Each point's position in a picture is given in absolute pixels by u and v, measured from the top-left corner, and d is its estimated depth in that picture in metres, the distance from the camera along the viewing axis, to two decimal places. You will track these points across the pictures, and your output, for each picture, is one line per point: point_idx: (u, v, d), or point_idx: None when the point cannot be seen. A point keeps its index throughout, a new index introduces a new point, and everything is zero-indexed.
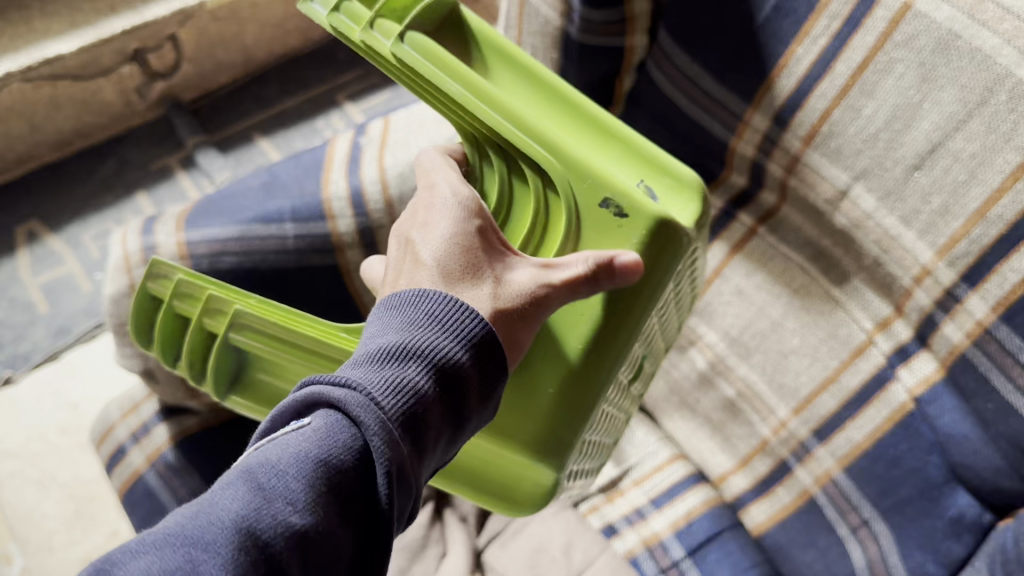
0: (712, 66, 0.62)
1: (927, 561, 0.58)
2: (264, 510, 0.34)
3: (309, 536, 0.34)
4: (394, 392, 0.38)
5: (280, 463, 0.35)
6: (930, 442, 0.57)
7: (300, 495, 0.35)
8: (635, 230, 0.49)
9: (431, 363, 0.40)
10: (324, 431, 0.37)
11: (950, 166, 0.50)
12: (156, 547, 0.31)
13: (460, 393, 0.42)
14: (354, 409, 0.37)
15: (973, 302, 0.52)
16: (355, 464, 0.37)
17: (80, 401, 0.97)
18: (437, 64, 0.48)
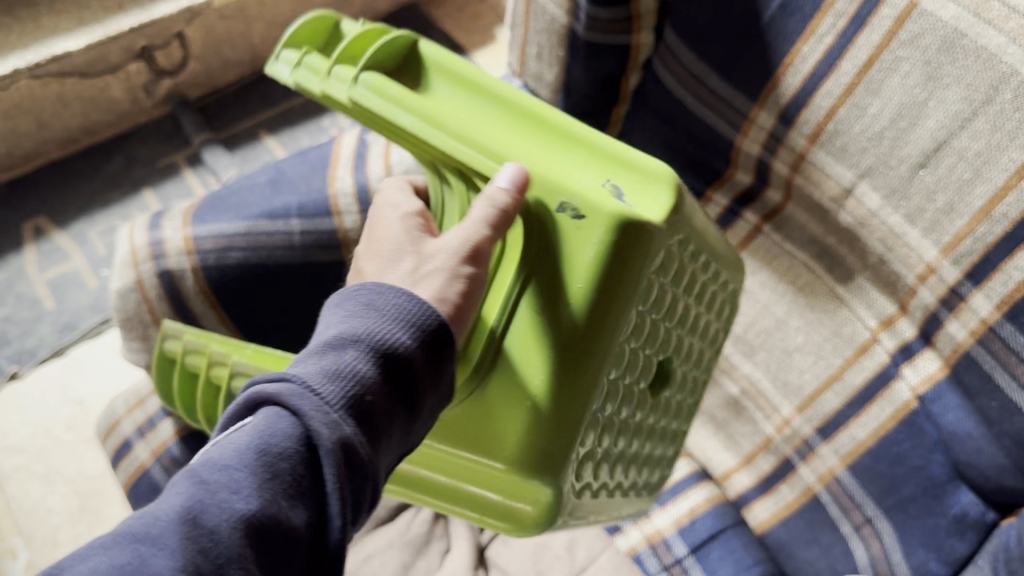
0: (718, 65, 0.63)
1: (930, 560, 0.58)
2: (209, 501, 0.33)
3: (258, 524, 0.33)
4: (337, 380, 0.37)
5: (223, 458, 0.35)
6: (934, 441, 0.57)
7: (245, 485, 0.34)
8: (595, 230, 0.41)
9: (377, 350, 0.38)
10: (267, 426, 0.36)
11: (954, 164, 0.51)
12: (105, 547, 0.31)
13: (414, 379, 0.39)
14: (293, 402, 0.36)
15: (977, 300, 0.52)
16: (300, 456, 0.35)
17: (85, 397, 0.98)
18: (390, 106, 0.42)
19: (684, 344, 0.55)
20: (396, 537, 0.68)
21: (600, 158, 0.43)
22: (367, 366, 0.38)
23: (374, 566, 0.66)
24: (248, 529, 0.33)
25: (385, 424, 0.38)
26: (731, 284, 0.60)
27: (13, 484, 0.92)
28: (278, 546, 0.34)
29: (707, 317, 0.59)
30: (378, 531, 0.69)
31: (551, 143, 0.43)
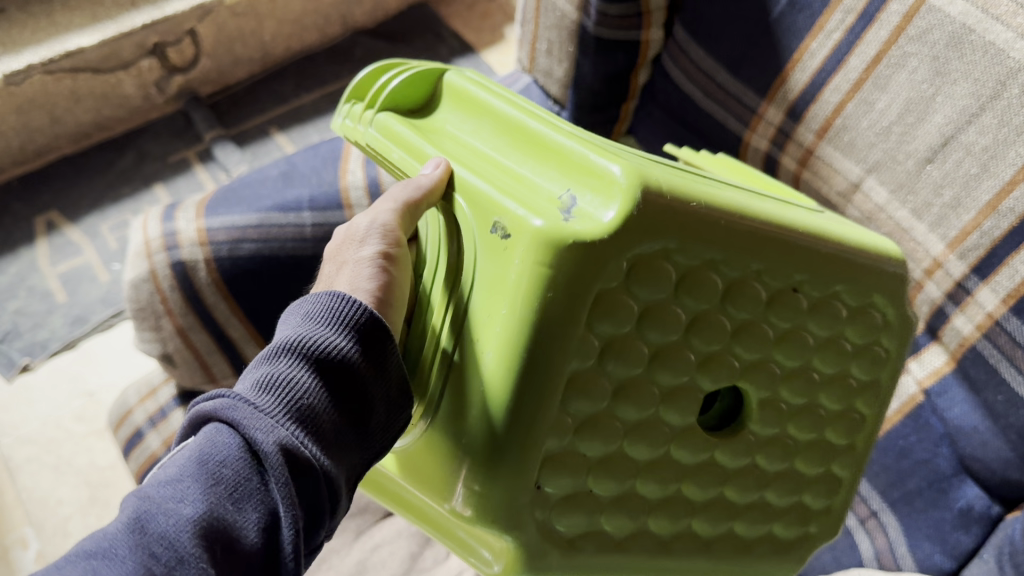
0: (728, 60, 0.63)
1: (936, 552, 0.57)
2: (156, 513, 0.33)
3: (209, 531, 0.33)
4: (272, 395, 0.36)
5: (169, 473, 0.35)
6: (940, 434, 0.58)
7: (190, 493, 0.34)
8: (518, 252, 0.33)
9: (311, 357, 0.37)
10: (208, 443, 0.35)
11: (961, 159, 0.51)
12: (66, 566, 0.32)
13: (361, 383, 0.37)
14: (227, 414, 0.36)
15: (984, 294, 0.52)
16: (242, 464, 0.35)
17: (96, 389, 1.00)
18: (393, 136, 0.42)
19: (793, 376, 0.42)
20: (403, 527, 0.68)
21: (569, 164, 0.35)
22: (301, 374, 0.36)
23: (382, 555, 0.66)
24: (196, 533, 0.32)
25: (328, 430, 0.36)
26: (901, 307, 0.45)
27: (23, 475, 0.94)
28: (227, 549, 0.33)
29: (867, 344, 0.45)
30: (386, 521, 0.69)
31: (527, 148, 0.37)
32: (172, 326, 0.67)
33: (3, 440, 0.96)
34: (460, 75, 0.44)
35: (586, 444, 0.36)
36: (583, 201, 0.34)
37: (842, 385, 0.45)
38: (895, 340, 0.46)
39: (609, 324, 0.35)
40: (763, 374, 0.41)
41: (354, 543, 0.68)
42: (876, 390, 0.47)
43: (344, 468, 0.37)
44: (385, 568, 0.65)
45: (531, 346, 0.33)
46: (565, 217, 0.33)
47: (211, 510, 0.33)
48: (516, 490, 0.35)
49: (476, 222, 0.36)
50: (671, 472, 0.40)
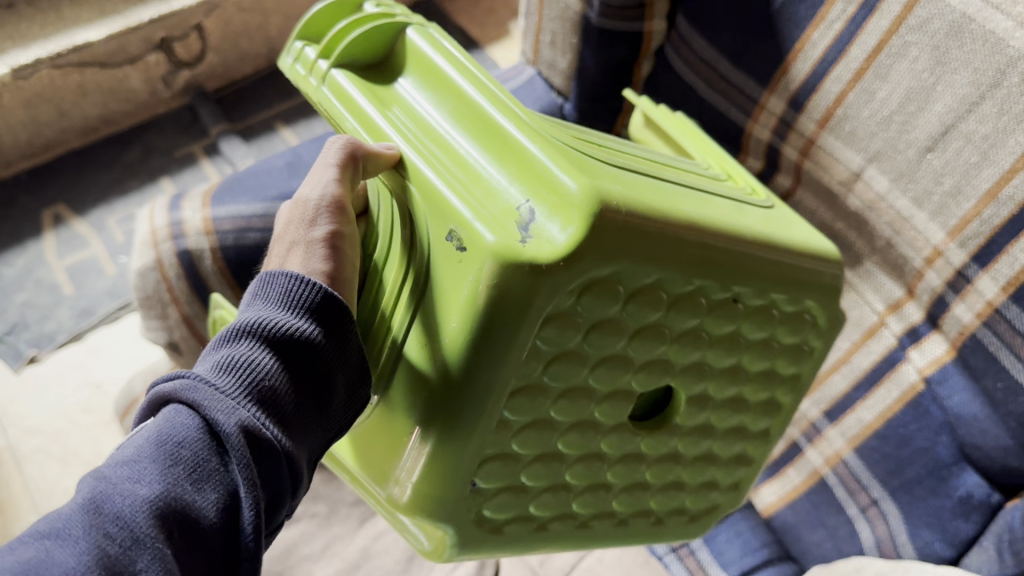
0: (730, 51, 0.64)
1: (935, 540, 0.58)
2: (111, 492, 0.32)
3: (165, 511, 0.32)
4: (231, 373, 0.35)
5: (126, 454, 0.34)
6: (940, 423, 0.57)
7: (148, 474, 0.33)
8: (472, 268, 0.34)
9: (272, 340, 0.37)
10: (167, 424, 0.35)
11: (962, 148, 0.51)
12: (17, 546, 0.31)
13: (323, 370, 0.38)
14: (187, 396, 0.35)
15: (984, 282, 0.52)
16: (202, 445, 0.34)
17: (103, 380, 1.01)
18: (352, 106, 0.42)
19: (725, 370, 0.46)
20: None
21: (528, 171, 0.35)
22: (262, 356, 0.36)
23: (386, 542, 0.67)
24: (154, 513, 0.32)
25: (290, 413, 0.36)
26: (834, 309, 0.48)
27: (31, 465, 0.95)
28: (187, 531, 0.32)
29: (796, 341, 0.48)
30: None
31: (491, 148, 0.37)
32: (178, 314, 0.68)
33: (11, 431, 0.97)
34: (422, 39, 0.42)
35: (520, 443, 0.39)
36: (540, 217, 0.34)
37: (769, 376, 0.49)
38: (824, 339, 0.50)
39: (554, 339, 0.36)
40: (695, 370, 0.44)
41: (358, 530, 0.67)
42: (797, 381, 0.52)
43: (305, 449, 0.37)
44: (390, 555, 0.66)
45: (475, 357, 0.35)
46: (521, 239, 0.33)
47: (171, 490, 0.33)
48: (447, 488, 0.39)
49: (434, 228, 0.36)
50: (599, 460, 0.44)
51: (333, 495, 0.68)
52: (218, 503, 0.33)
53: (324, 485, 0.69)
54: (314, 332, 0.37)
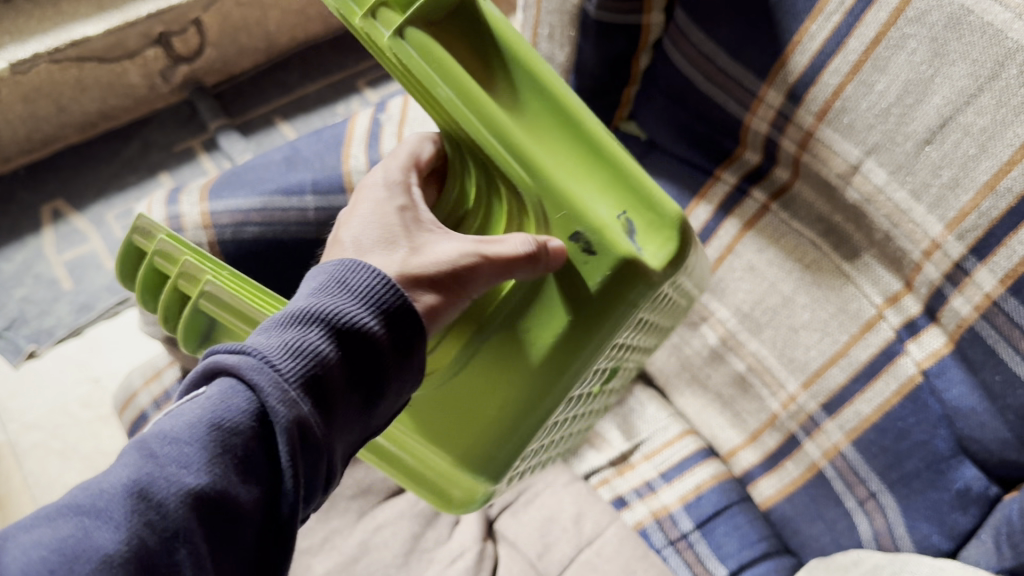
0: (728, 43, 0.63)
1: (933, 533, 0.58)
2: (156, 473, 0.33)
3: (205, 496, 0.34)
4: (293, 355, 0.38)
5: (172, 431, 0.35)
6: (938, 416, 0.57)
7: (194, 459, 0.34)
8: (599, 269, 0.46)
9: (334, 327, 0.40)
10: (218, 399, 0.36)
11: (960, 140, 0.51)
12: (50, 519, 0.32)
13: (376, 360, 0.41)
14: (246, 373, 0.37)
15: (982, 275, 0.52)
16: (251, 430, 0.36)
17: (102, 375, 1.00)
18: (444, 75, 0.42)
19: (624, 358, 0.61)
20: (406, 509, 0.69)
21: (621, 183, 0.46)
22: (323, 345, 0.39)
23: (385, 536, 0.67)
24: (197, 500, 0.33)
25: (337, 403, 0.39)
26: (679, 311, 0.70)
27: (29, 460, 0.94)
28: (223, 519, 0.34)
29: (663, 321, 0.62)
30: (387, 503, 0.69)
31: (598, 168, 0.46)
32: None
33: (10, 426, 0.97)
34: (493, 12, 0.44)
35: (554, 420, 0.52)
36: (639, 229, 0.47)
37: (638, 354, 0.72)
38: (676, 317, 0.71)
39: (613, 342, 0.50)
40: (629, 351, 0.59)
41: (357, 524, 0.68)
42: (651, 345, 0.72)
43: (340, 441, 0.40)
44: (387, 549, 0.66)
45: (576, 343, 0.47)
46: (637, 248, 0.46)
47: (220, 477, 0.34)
48: (504, 451, 0.49)
49: (558, 226, 0.46)
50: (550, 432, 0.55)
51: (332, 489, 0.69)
52: (258, 492, 0.36)
53: None
54: (365, 322, 0.40)
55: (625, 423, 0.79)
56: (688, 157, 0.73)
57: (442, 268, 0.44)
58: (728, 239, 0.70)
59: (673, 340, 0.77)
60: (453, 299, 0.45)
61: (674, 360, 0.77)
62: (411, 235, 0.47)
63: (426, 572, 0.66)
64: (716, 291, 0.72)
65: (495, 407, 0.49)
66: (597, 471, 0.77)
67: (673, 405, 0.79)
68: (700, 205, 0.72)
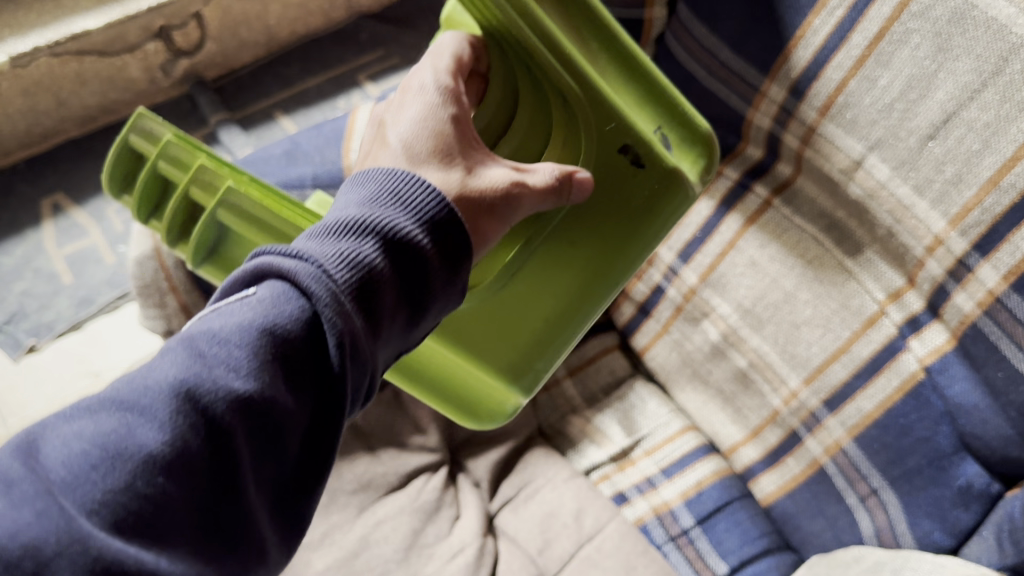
0: (731, 37, 0.63)
1: (935, 530, 0.58)
2: (203, 374, 0.31)
3: (253, 402, 0.32)
4: (348, 264, 0.36)
5: (221, 331, 0.33)
6: (940, 412, 0.57)
7: (243, 362, 0.32)
8: (646, 180, 0.48)
9: (388, 237, 0.38)
10: (269, 302, 0.34)
11: (963, 135, 0.51)
12: (92, 411, 0.30)
13: (423, 275, 0.39)
14: (299, 279, 0.35)
15: (985, 271, 0.52)
16: (302, 337, 0.34)
17: (101, 369, 1.01)
18: None
19: None
20: (406, 504, 0.69)
21: (653, 99, 0.50)
22: (376, 256, 0.37)
23: (384, 531, 0.67)
24: (245, 405, 0.31)
25: (385, 316, 0.37)
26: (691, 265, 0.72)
27: None
28: (269, 426, 0.32)
29: None
30: (388, 498, 0.69)
31: (630, 84, 0.50)
32: (176, 303, 0.68)
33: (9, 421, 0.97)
34: None
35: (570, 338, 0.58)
36: (673, 141, 0.51)
37: None
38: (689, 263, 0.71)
39: None
40: None
41: (357, 519, 0.67)
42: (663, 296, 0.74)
43: (383, 354, 0.38)
44: (388, 544, 0.66)
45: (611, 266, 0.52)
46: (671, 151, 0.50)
47: (273, 385, 0.33)
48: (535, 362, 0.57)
49: (603, 144, 0.48)
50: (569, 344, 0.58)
51: (332, 484, 0.69)
52: (306, 401, 0.34)
53: None
54: (416, 236, 0.39)
55: (626, 417, 0.78)
56: None
57: (489, 192, 0.43)
58: (730, 235, 0.70)
59: (673, 335, 0.76)
60: (496, 223, 0.44)
61: (675, 356, 0.76)
62: (469, 156, 0.44)
63: (426, 568, 0.66)
64: (717, 286, 0.71)
65: (538, 321, 0.54)
66: (597, 466, 0.76)
67: (674, 401, 0.78)
68: (701, 200, 0.72)
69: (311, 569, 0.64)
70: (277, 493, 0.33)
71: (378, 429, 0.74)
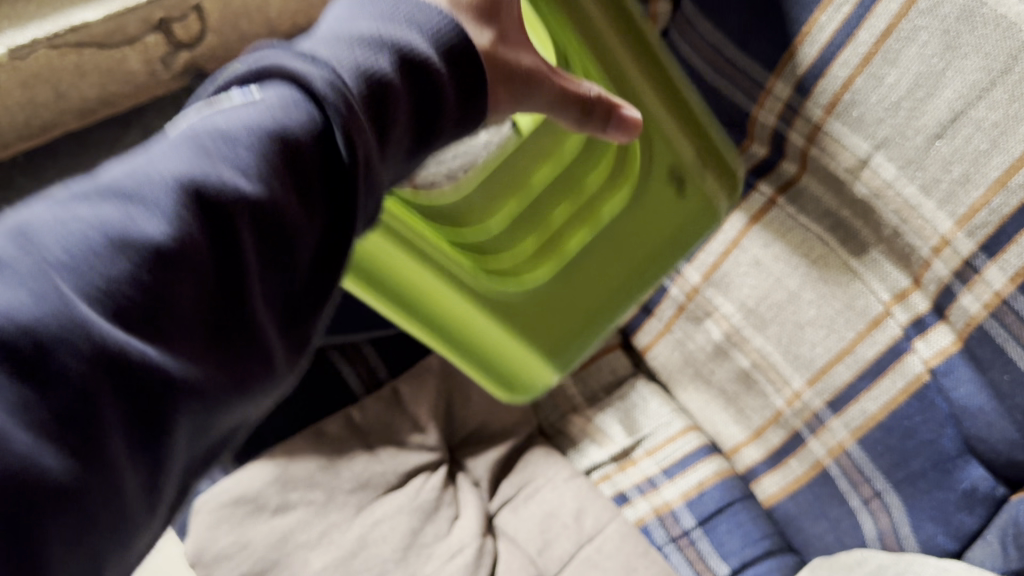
0: (735, 33, 0.63)
1: (938, 534, 0.57)
2: (207, 169, 0.27)
3: (262, 207, 0.27)
4: (360, 72, 0.31)
5: (229, 128, 0.28)
6: (945, 415, 0.56)
7: (250, 163, 0.28)
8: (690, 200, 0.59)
9: (401, 52, 0.33)
10: (277, 102, 0.29)
11: (971, 135, 0.50)
12: (81, 197, 0.25)
13: (434, 99, 0.35)
14: (311, 77, 0.29)
15: (992, 272, 0.51)
16: (314, 142, 0.29)
17: None
18: None
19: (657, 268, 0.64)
20: (405, 503, 0.68)
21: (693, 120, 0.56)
22: (391, 70, 0.32)
23: (383, 530, 0.66)
24: (257, 209, 0.27)
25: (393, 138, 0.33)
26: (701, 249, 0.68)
27: None
28: (279, 234, 0.28)
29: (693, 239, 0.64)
30: (388, 496, 0.69)
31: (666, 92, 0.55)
32: None
33: None
34: None
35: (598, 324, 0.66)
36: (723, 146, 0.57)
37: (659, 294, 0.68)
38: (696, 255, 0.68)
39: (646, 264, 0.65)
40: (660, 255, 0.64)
41: (355, 517, 0.67)
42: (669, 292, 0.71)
43: (388, 175, 0.34)
44: (386, 543, 0.66)
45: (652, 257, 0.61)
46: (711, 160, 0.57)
47: (279, 190, 0.28)
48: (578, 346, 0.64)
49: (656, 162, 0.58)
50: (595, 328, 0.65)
51: (330, 482, 0.68)
52: (318, 215, 0.30)
53: (321, 472, 0.68)
54: (433, 58, 0.35)
55: (627, 417, 0.77)
56: None
57: (513, 64, 0.43)
58: (735, 233, 0.69)
59: (676, 334, 0.75)
60: (511, 98, 0.44)
61: (678, 355, 0.75)
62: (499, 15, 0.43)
63: (425, 568, 0.66)
64: (720, 286, 0.70)
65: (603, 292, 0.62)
66: (597, 466, 0.75)
67: (675, 399, 0.78)
68: None
69: (309, 568, 0.63)
70: (284, 316, 0.29)
71: (377, 427, 0.73)
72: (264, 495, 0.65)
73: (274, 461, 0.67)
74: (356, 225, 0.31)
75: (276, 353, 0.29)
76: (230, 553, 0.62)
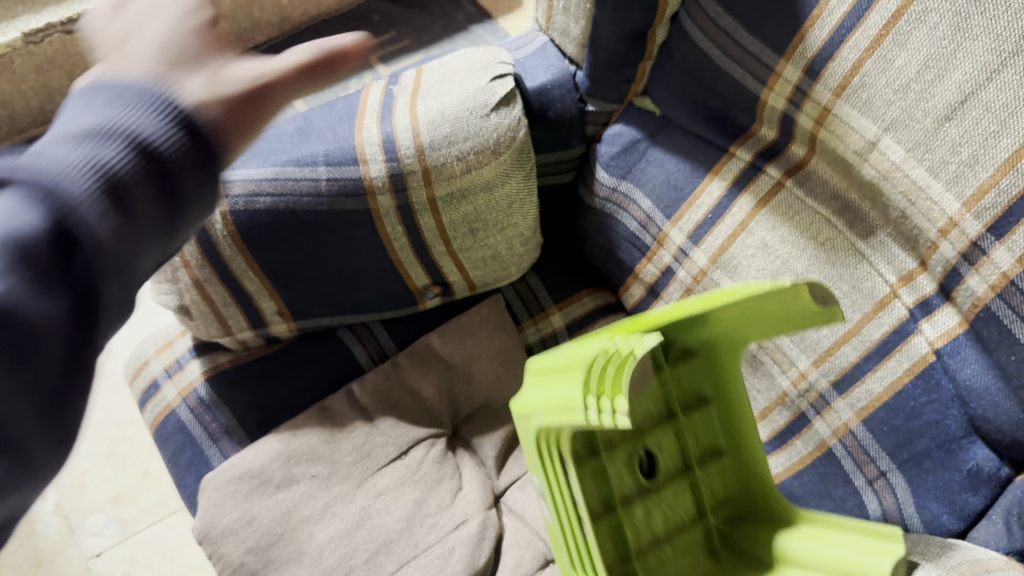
0: (746, 16, 0.63)
1: (943, 513, 0.58)
2: (30, 198, 0.39)
3: (73, 228, 0.39)
4: (156, 108, 0.43)
5: (48, 160, 0.40)
6: (950, 395, 0.57)
7: (66, 191, 0.40)
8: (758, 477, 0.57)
9: (169, 95, 0.44)
10: (99, 138, 0.41)
11: (980, 117, 0.51)
12: None
13: (219, 122, 0.46)
14: (112, 121, 0.42)
15: (999, 254, 0.52)
16: (127, 170, 0.42)
17: (113, 345, 1.05)
18: None
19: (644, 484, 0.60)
20: (406, 475, 0.69)
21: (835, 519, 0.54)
22: (177, 103, 0.44)
23: (385, 502, 0.67)
24: (65, 224, 0.39)
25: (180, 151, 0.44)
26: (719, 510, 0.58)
27: None
28: (93, 246, 0.40)
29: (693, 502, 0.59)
30: (387, 469, 0.69)
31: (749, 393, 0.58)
32: (189, 278, 0.68)
33: None
34: None
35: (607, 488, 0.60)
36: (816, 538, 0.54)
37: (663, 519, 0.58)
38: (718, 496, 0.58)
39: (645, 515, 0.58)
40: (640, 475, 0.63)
41: (358, 489, 0.68)
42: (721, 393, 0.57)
43: (204, 192, 0.46)
44: (390, 514, 0.66)
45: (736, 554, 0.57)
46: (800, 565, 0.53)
47: (86, 219, 0.40)
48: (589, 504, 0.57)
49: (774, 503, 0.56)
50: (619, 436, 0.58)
51: (332, 455, 0.68)
52: (146, 226, 0.43)
53: (322, 445, 0.68)
54: (187, 109, 0.44)
55: None
56: (701, 132, 0.72)
57: (255, 96, 0.47)
58: (743, 216, 0.69)
59: None
60: (293, 87, 0.48)
61: None
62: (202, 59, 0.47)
63: (427, 538, 0.66)
64: (727, 267, 0.70)
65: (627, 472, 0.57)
66: None
67: None
68: (712, 181, 0.71)
69: (315, 541, 0.64)
70: (117, 308, 0.43)
71: (375, 399, 0.72)
72: (268, 470, 0.66)
73: (277, 437, 0.68)
74: (167, 239, 0.45)
75: (87, 364, 0.41)
76: (236, 529, 0.64)
